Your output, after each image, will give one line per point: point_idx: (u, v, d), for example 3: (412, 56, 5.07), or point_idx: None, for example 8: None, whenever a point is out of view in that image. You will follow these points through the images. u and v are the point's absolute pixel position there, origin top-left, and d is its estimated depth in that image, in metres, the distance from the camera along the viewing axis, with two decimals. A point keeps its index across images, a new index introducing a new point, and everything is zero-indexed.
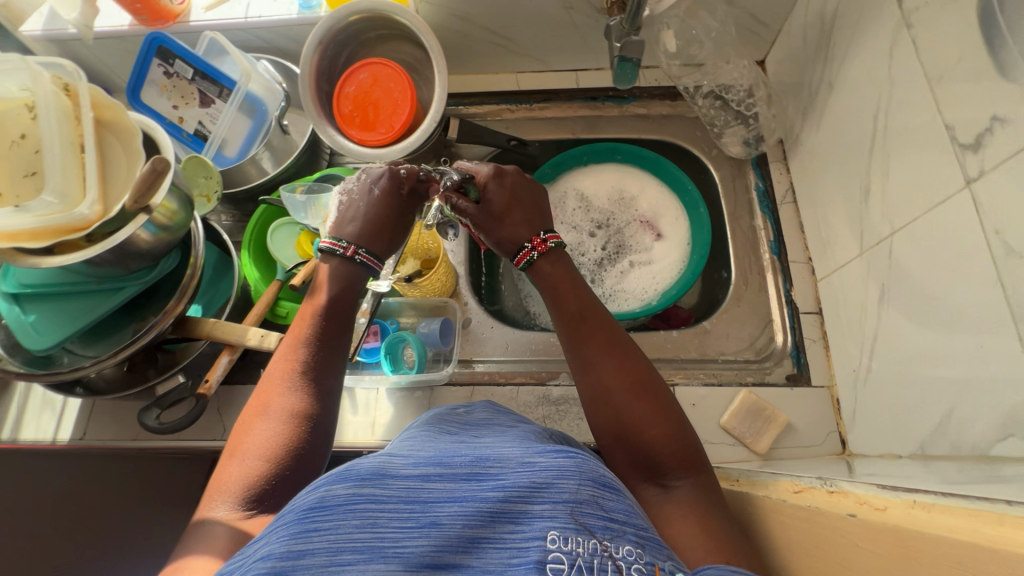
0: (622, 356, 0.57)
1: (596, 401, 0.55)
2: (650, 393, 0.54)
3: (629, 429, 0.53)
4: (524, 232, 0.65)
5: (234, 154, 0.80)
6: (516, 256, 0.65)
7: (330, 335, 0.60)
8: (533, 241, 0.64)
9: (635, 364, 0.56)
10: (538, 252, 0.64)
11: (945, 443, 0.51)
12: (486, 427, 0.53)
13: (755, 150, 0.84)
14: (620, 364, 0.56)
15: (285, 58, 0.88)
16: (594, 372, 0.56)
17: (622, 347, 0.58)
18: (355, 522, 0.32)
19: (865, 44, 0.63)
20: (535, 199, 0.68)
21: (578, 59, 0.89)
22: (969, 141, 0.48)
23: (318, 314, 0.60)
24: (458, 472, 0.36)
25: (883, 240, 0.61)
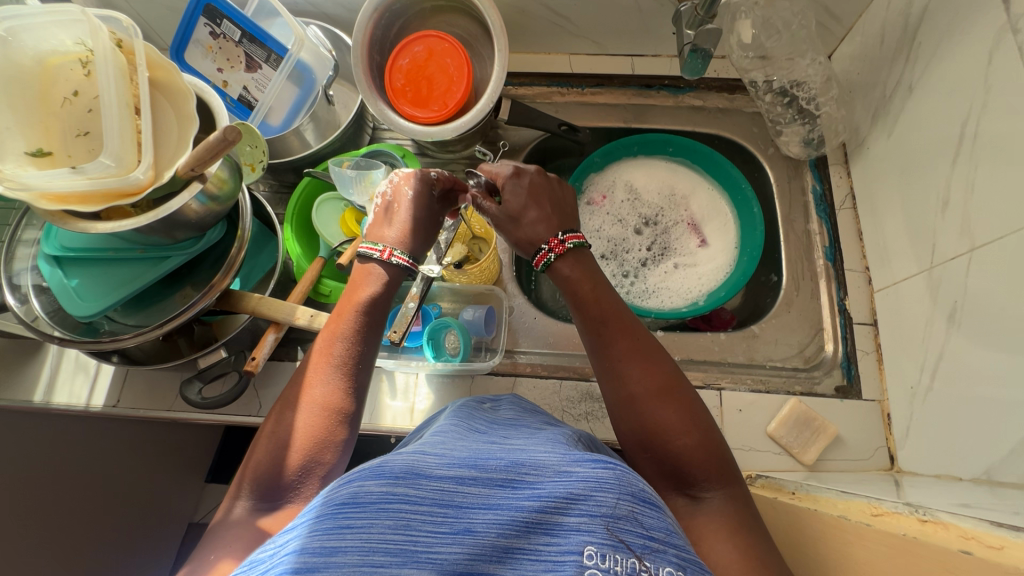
0: (648, 361, 0.54)
1: (622, 409, 0.53)
2: (678, 400, 0.52)
3: (656, 438, 0.51)
4: (544, 232, 0.61)
5: (278, 123, 0.77)
6: (533, 258, 0.61)
7: (366, 332, 0.57)
8: (550, 242, 0.60)
9: (662, 368, 0.54)
10: (555, 254, 0.59)
11: (1016, 471, 0.50)
12: (516, 427, 0.50)
13: (815, 151, 0.81)
14: (644, 370, 0.53)
15: (332, 24, 0.85)
16: (618, 378, 0.54)
17: (648, 350, 0.55)
18: (388, 523, 0.30)
19: (959, 47, 0.60)
20: (556, 199, 0.63)
21: (636, 44, 0.86)
22: None
23: (358, 310, 0.57)
24: (493, 476, 0.34)
25: (958, 256, 0.59)
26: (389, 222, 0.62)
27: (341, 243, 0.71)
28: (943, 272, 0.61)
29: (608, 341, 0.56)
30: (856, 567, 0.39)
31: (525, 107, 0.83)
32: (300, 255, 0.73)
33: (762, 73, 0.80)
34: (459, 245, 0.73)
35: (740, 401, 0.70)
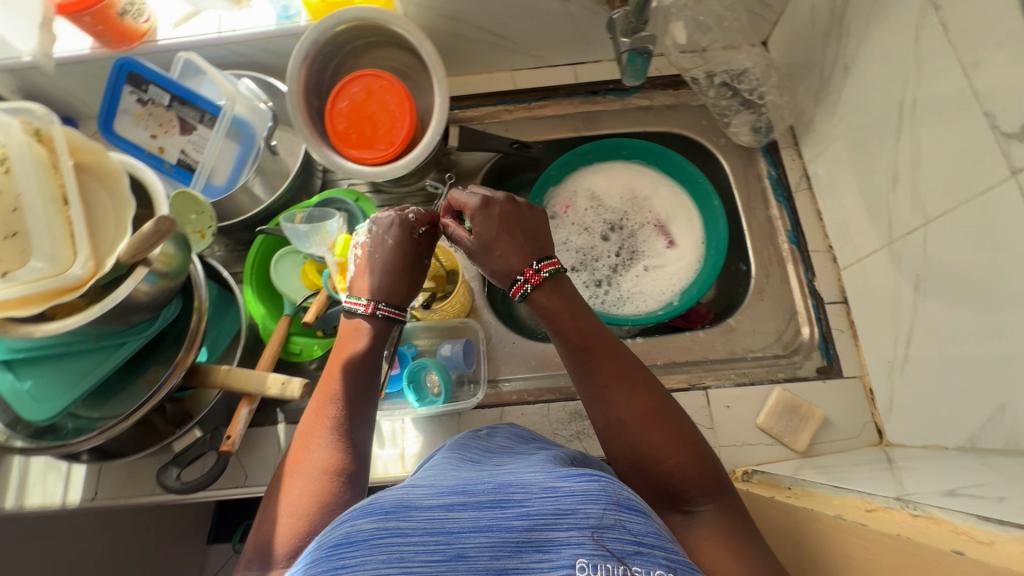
0: (631, 381, 0.54)
1: (612, 433, 0.53)
2: (667, 418, 0.52)
3: (647, 459, 0.50)
4: (516, 263, 0.58)
5: (223, 182, 0.75)
6: (509, 288, 0.59)
7: (361, 388, 0.56)
8: (525, 274, 0.57)
9: (646, 388, 0.53)
10: (532, 285, 0.57)
11: (998, 437, 0.51)
12: (510, 452, 0.50)
13: (764, 137, 0.82)
14: (631, 393, 0.53)
15: (265, 72, 0.83)
16: (605, 402, 0.53)
17: (631, 367, 0.54)
18: (380, 558, 0.30)
19: (886, 26, 0.61)
20: (526, 227, 0.60)
21: (575, 53, 0.85)
22: (1014, 131, 0.47)
23: (348, 366, 0.56)
24: (482, 499, 0.34)
25: (915, 229, 0.60)
26: (369, 271, 0.60)
27: (306, 297, 0.69)
28: (902, 246, 0.62)
29: (588, 365, 0.55)
30: (857, 569, 0.39)
31: (474, 131, 0.82)
32: (265, 315, 0.71)
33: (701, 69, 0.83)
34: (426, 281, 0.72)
35: (727, 397, 0.70)
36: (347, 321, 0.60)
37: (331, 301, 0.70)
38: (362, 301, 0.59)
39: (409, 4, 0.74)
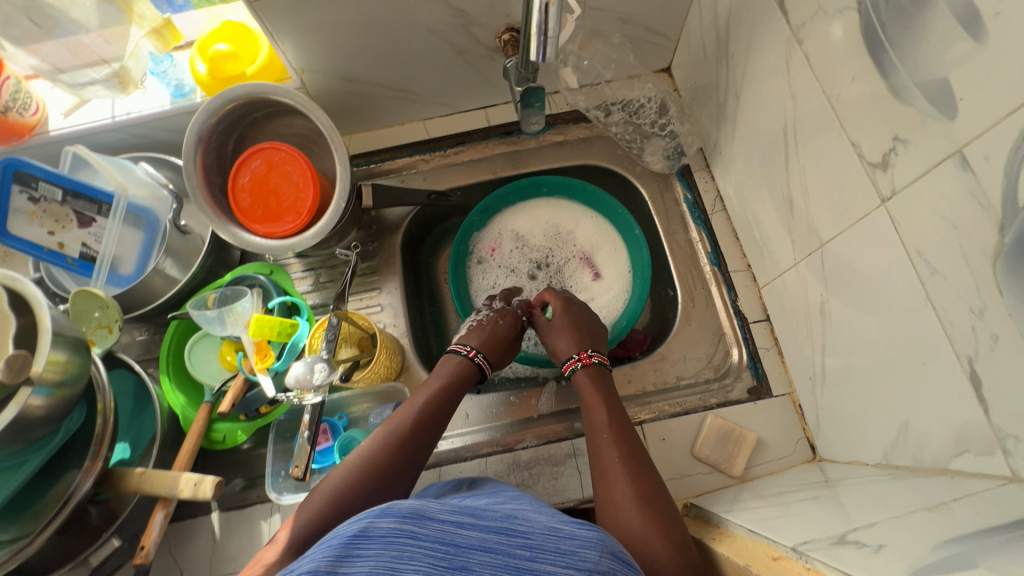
0: (639, 469, 0.55)
1: (609, 509, 0.53)
2: (667, 518, 0.51)
3: (636, 546, 0.49)
4: (570, 347, 0.70)
5: (131, 269, 0.73)
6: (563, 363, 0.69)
7: (424, 424, 0.60)
8: (578, 355, 0.68)
9: (651, 483, 0.54)
10: (582, 361, 0.67)
11: (906, 455, 0.51)
12: (493, 491, 0.53)
13: (676, 163, 0.84)
14: (639, 470, 0.55)
15: (170, 149, 0.81)
16: (608, 474, 0.55)
17: (642, 462, 0.56)
18: (391, 553, 0.34)
19: (762, 56, 0.63)
20: (583, 319, 0.72)
21: (483, 97, 0.86)
22: (877, 160, 0.48)
23: (427, 402, 0.61)
24: (490, 524, 0.37)
25: (814, 250, 0.61)
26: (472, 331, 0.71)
27: (225, 381, 0.67)
28: (806, 266, 0.63)
29: (605, 443, 0.58)
30: None
31: (388, 187, 0.81)
32: (185, 403, 0.69)
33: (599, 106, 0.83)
34: (347, 348, 0.70)
35: (662, 429, 0.70)
36: (447, 361, 0.67)
37: (251, 383, 0.68)
38: (464, 348, 0.69)
39: (304, 71, 0.74)
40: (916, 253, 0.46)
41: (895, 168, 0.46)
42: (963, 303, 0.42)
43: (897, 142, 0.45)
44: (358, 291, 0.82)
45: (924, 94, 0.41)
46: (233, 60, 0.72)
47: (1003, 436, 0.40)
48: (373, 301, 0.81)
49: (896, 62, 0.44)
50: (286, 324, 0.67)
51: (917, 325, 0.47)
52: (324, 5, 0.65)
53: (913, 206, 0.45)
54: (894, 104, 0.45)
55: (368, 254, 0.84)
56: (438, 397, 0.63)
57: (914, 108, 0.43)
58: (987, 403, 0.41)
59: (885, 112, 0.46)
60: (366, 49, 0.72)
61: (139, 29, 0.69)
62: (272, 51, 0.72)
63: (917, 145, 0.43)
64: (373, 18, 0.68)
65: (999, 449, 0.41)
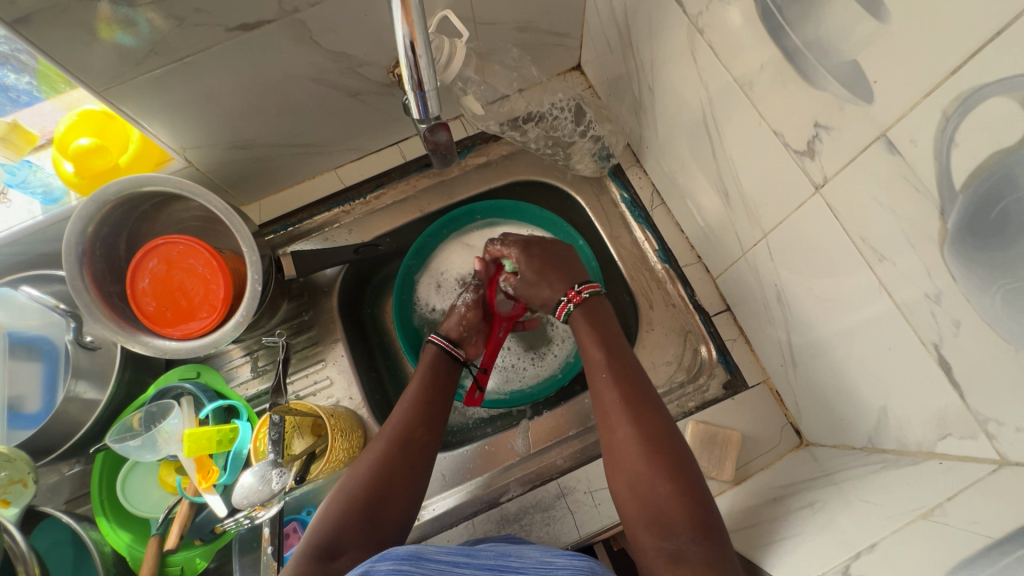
0: (637, 404, 0.58)
1: (615, 451, 0.57)
2: (668, 453, 0.54)
3: (642, 485, 0.53)
4: (562, 288, 0.70)
5: (37, 406, 0.64)
6: (557, 308, 0.70)
7: (428, 418, 0.64)
8: (568, 295, 0.69)
9: (654, 422, 0.57)
10: (574, 302, 0.68)
11: (890, 439, 0.49)
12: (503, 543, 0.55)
13: (606, 163, 0.80)
14: (644, 415, 0.57)
15: (58, 259, 0.73)
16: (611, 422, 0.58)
17: (639, 393, 0.59)
18: None
19: (667, 45, 0.59)
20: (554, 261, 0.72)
21: (392, 133, 0.80)
22: (803, 148, 0.45)
23: (420, 398, 0.65)
24: (484, 563, 0.42)
25: (759, 239, 0.59)
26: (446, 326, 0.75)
27: (169, 507, 0.61)
28: (755, 255, 0.61)
29: (603, 380, 0.61)
30: None
31: (309, 250, 0.75)
32: (132, 540, 0.62)
33: (514, 130, 0.79)
34: (301, 438, 0.65)
35: None
36: (429, 352, 0.71)
37: (199, 504, 0.62)
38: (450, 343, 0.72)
39: (187, 149, 0.67)
40: (860, 239, 0.43)
41: (822, 155, 0.43)
42: (919, 289, 0.40)
43: (819, 129, 0.42)
44: (303, 366, 0.76)
45: (836, 78, 0.38)
46: (101, 154, 0.64)
47: (983, 420, 0.38)
48: (320, 374, 0.76)
49: (801, 46, 0.41)
50: (225, 431, 0.61)
51: (874, 311, 0.45)
52: (187, 78, 0.58)
53: (848, 192, 0.42)
54: (807, 90, 0.42)
55: (305, 324, 0.78)
56: (426, 385, 0.67)
57: (829, 93, 0.40)
58: (961, 388, 0.39)
59: (799, 99, 0.43)
60: (248, 112, 0.66)
61: None
62: (143, 136, 0.65)
63: (840, 131, 0.40)
64: (247, 80, 0.61)
65: (982, 433, 0.39)
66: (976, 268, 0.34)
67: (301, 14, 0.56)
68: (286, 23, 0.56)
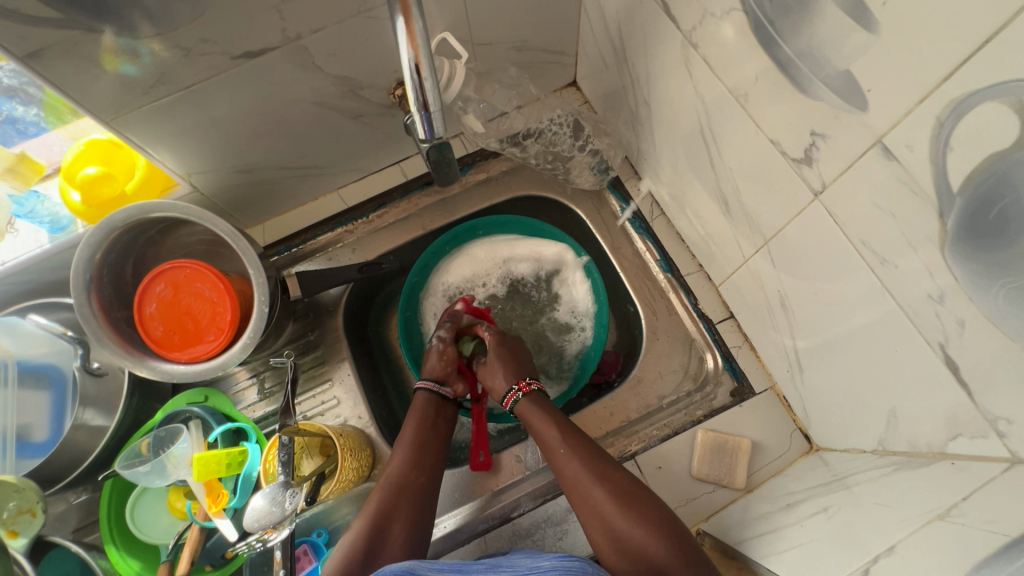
0: (601, 465, 0.59)
1: (591, 518, 0.57)
2: (643, 505, 0.56)
3: (623, 539, 0.54)
4: (510, 378, 0.70)
5: (44, 434, 0.64)
6: (505, 395, 0.69)
7: (427, 466, 0.63)
8: (518, 385, 0.68)
9: (619, 480, 0.58)
10: (523, 391, 0.68)
11: (901, 441, 0.49)
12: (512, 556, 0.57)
13: (605, 177, 0.82)
14: (606, 476, 0.58)
15: (65, 287, 0.73)
16: (579, 488, 0.59)
17: (599, 457, 0.60)
18: None
19: (662, 59, 0.61)
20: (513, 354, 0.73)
21: (392, 153, 0.81)
22: (800, 156, 0.46)
23: (408, 449, 0.64)
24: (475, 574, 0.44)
25: (760, 246, 0.59)
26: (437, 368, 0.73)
27: (180, 533, 0.60)
28: (757, 261, 0.61)
29: (561, 451, 0.61)
30: None
31: (314, 271, 0.75)
32: (142, 569, 0.61)
33: (515, 147, 0.81)
34: (309, 459, 0.65)
35: (655, 458, 0.67)
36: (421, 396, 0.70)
37: (209, 529, 0.61)
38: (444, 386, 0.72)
39: (192, 174, 0.68)
40: (861, 243, 0.44)
41: (820, 162, 0.44)
42: (922, 290, 0.40)
43: (816, 137, 0.43)
44: (309, 387, 0.76)
45: (830, 87, 0.39)
46: (108, 182, 0.65)
47: (993, 419, 0.39)
48: (327, 395, 0.76)
49: (795, 58, 0.42)
50: (234, 454, 0.61)
51: (878, 313, 0.46)
52: (194, 105, 0.59)
53: (848, 198, 0.43)
54: (803, 100, 0.43)
55: (311, 344, 0.78)
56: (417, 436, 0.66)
57: (824, 102, 0.41)
58: (969, 387, 0.40)
59: (795, 109, 0.44)
60: (253, 136, 0.67)
61: None
62: (149, 163, 0.66)
63: (837, 139, 0.41)
64: (252, 106, 0.62)
65: (993, 432, 0.39)
66: (976, 267, 0.35)
67: (304, 41, 0.57)
68: (289, 49, 0.57)
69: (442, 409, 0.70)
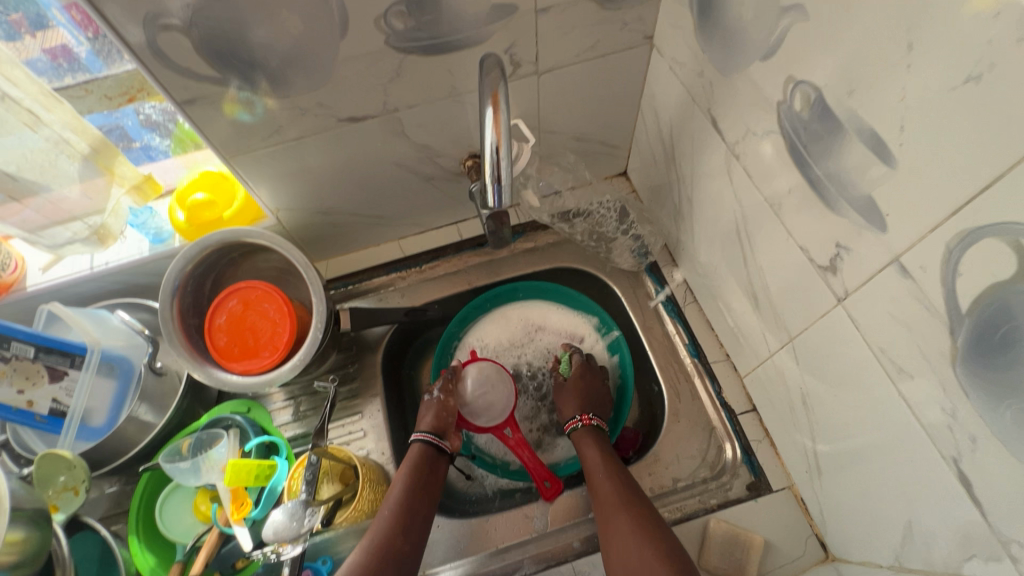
0: (632, 495, 0.64)
1: (614, 548, 0.61)
2: (664, 539, 0.59)
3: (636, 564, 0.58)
4: (574, 408, 0.77)
5: (102, 420, 0.71)
6: (567, 419, 0.76)
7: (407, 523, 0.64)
8: (579, 416, 0.75)
9: (651, 517, 0.62)
10: (581, 422, 0.74)
11: (917, 557, 0.49)
12: None
13: (644, 261, 0.88)
14: (634, 507, 0.63)
15: (148, 291, 0.82)
16: (609, 513, 0.64)
17: (632, 489, 0.65)
18: None
19: (706, 163, 0.68)
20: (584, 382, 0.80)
21: (452, 214, 0.90)
22: (825, 264, 0.50)
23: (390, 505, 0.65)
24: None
25: (786, 342, 0.62)
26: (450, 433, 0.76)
27: (199, 535, 0.63)
28: (782, 357, 0.64)
29: (601, 476, 0.68)
30: None
31: (366, 308, 0.82)
32: (156, 564, 0.64)
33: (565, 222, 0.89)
34: (329, 484, 0.67)
35: None
36: (412, 449, 0.73)
37: (226, 535, 0.64)
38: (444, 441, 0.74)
39: (280, 210, 0.78)
40: (879, 351, 0.47)
41: (844, 271, 0.48)
42: (935, 402, 0.42)
43: (841, 249, 0.48)
44: (341, 415, 0.80)
45: (853, 207, 0.45)
46: (210, 207, 0.74)
47: (1006, 541, 0.39)
48: (355, 425, 0.80)
49: (824, 179, 0.47)
50: (264, 466, 0.65)
51: (894, 420, 0.47)
52: (296, 152, 0.69)
53: (868, 306, 0.47)
54: (830, 215, 0.48)
55: (349, 376, 0.83)
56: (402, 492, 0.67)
57: (847, 219, 0.46)
58: (982, 505, 0.41)
59: (822, 221, 0.49)
60: (339, 185, 0.76)
61: (119, 188, 0.74)
62: (247, 195, 0.76)
63: (859, 253, 0.46)
64: (343, 160, 0.72)
65: (1006, 555, 0.39)
66: (986, 385, 0.37)
67: (399, 113, 0.67)
68: (385, 118, 0.68)
69: (436, 468, 0.72)
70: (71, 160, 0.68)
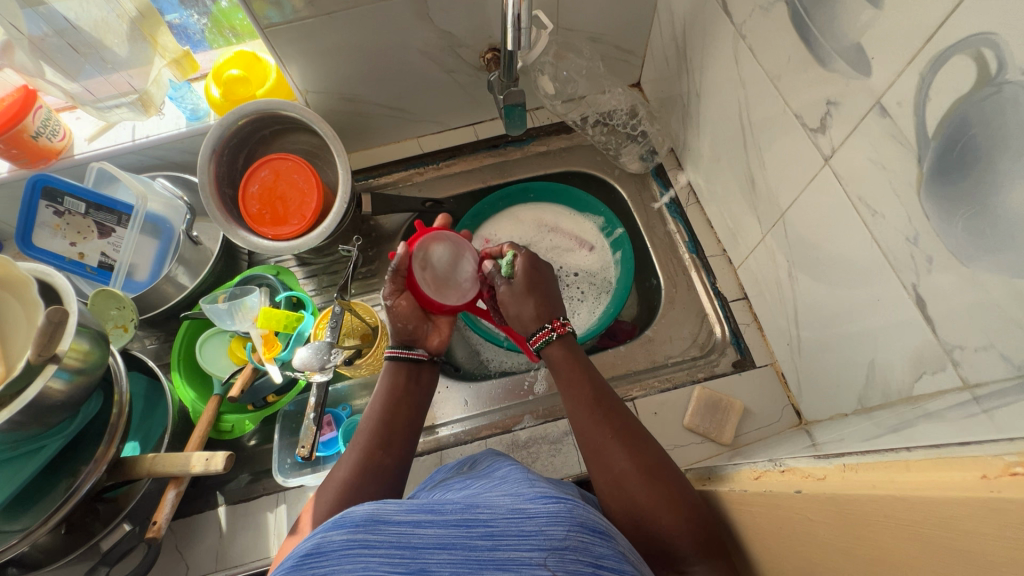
0: (630, 440, 0.56)
1: (612, 488, 0.53)
2: (667, 483, 0.52)
3: (643, 514, 0.51)
4: (544, 316, 0.64)
5: (145, 277, 0.78)
6: (535, 334, 0.63)
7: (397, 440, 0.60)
8: (554, 325, 0.63)
9: (649, 455, 0.54)
10: (558, 333, 0.63)
11: (877, 392, 0.55)
12: (491, 468, 0.52)
13: (651, 163, 0.93)
14: (631, 451, 0.55)
15: (183, 170, 0.88)
16: (603, 458, 0.55)
17: (629, 429, 0.57)
18: (349, 566, 0.31)
19: (716, 53, 0.71)
20: (546, 285, 0.67)
21: (470, 114, 0.94)
22: (816, 125, 0.55)
23: (372, 423, 0.61)
24: (449, 518, 0.36)
25: (776, 221, 0.67)
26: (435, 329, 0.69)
27: (234, 373, 0.71)
28: (772, 239, 0.69)
29: (594, 418, 0.57)
30: (766, 529, 0.41)
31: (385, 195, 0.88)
32: (195, 398, 0.73)
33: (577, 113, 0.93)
34: (351, 339, 0.73)
35: (652, 404, 0.73)
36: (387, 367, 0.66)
37: (259, 372, 0.71)
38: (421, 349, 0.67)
39: (308, 92, 0.82)
40: (857, 199, 0.51)
41: (832, 129, 0.52)
42: (902, 235, 0.47)
43: (831, 105, 0.52)
44: (360, 292, 0.87)
45: (843, 58, 0.48)
46: (244, 84, 0.80)
47: (951, 349, 0.44)
48: (373, 300, 0.86)
49: (819, 37, 0.51)
50: (292, 317, 0.71)
51: (868, 266, 0.52)
52: (326, 29, 0.72)
53: (850, 157, 0.51)
54: (822, 73, 0.52)
55: (368, 259, 0.89)
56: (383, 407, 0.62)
57: (838, 73, 0.50)
58: (933, 322, 0.46)
59: (816, 81, 0.53)
60: (363, 70, 0.80)
61: (161, 59, 0.79)
62: (279, 77, 0.81)
63: (846, 105, 0.50)
64: (370, 43, 0.76)
65: (949, 363, 0.45)
66: (943, 202, 0.42)
67: None
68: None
69: (418, 377, 0.66)
70: (121, 21, 0.73)
